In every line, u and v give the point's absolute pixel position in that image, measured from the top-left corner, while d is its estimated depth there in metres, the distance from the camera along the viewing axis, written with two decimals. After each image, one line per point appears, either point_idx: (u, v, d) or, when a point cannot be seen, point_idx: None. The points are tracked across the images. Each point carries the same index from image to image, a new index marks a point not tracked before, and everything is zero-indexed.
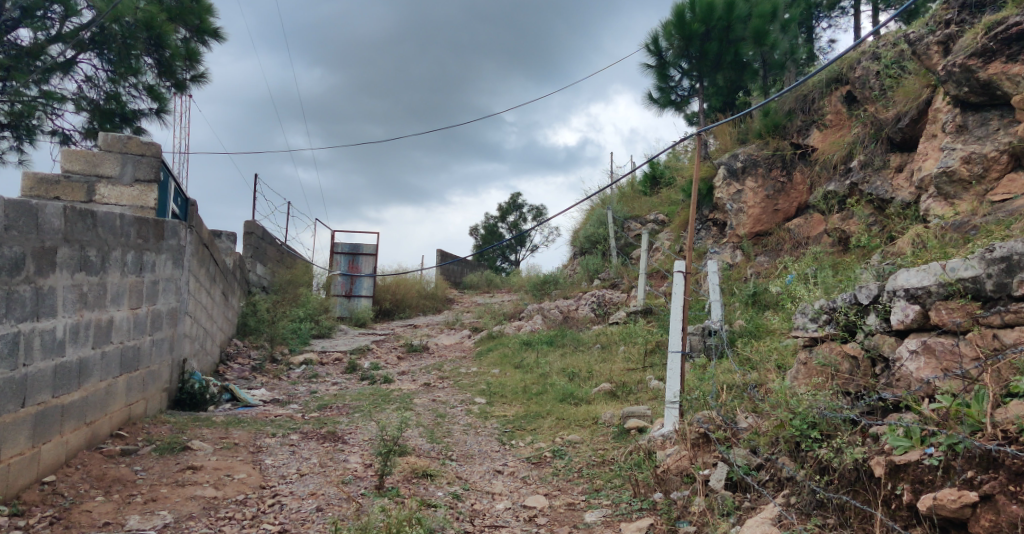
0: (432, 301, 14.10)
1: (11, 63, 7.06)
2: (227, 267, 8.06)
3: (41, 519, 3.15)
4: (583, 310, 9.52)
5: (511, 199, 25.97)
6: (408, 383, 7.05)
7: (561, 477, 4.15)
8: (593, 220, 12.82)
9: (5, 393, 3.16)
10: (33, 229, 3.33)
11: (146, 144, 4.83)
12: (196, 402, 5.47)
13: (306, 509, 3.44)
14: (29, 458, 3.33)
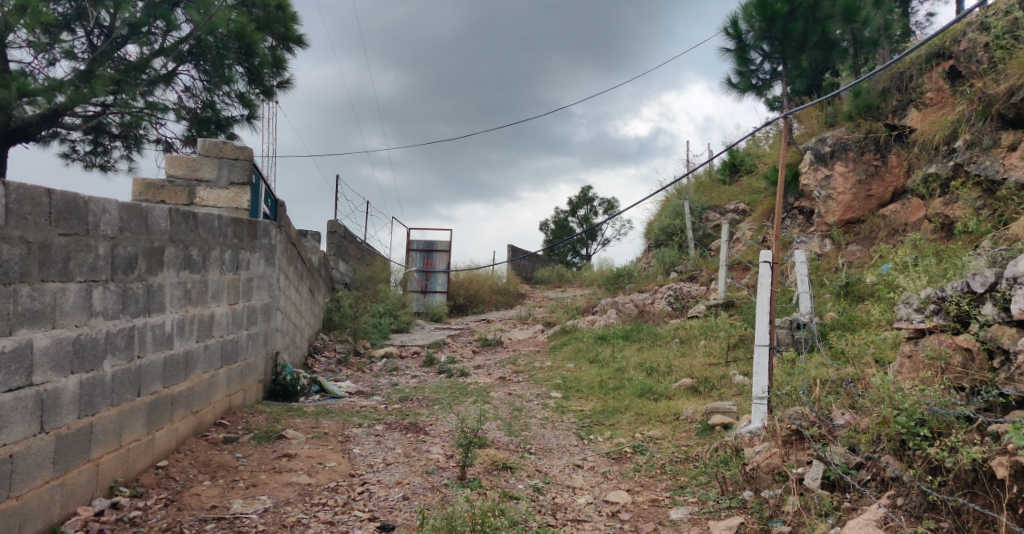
0: (505, 295, 14.21)
1: (121, 77, 7.55)
2: (314, 265, 8.43)
3: (158, 500, 3.37)
4: (660, 304, 9.34)
5: (582, 193, 25.79)
6: (485, 377, 7.14)
7: (643, 473, 4.09)
8: (669, 211, 12.54)
9: (124, 383, 3.39)
10: (144, 231, 3.53)
11: (239, 149, 5.07)
12: (288, 393, 5.73)
13: (393, 498, 3.55)
14: (145, 444, 3.59)
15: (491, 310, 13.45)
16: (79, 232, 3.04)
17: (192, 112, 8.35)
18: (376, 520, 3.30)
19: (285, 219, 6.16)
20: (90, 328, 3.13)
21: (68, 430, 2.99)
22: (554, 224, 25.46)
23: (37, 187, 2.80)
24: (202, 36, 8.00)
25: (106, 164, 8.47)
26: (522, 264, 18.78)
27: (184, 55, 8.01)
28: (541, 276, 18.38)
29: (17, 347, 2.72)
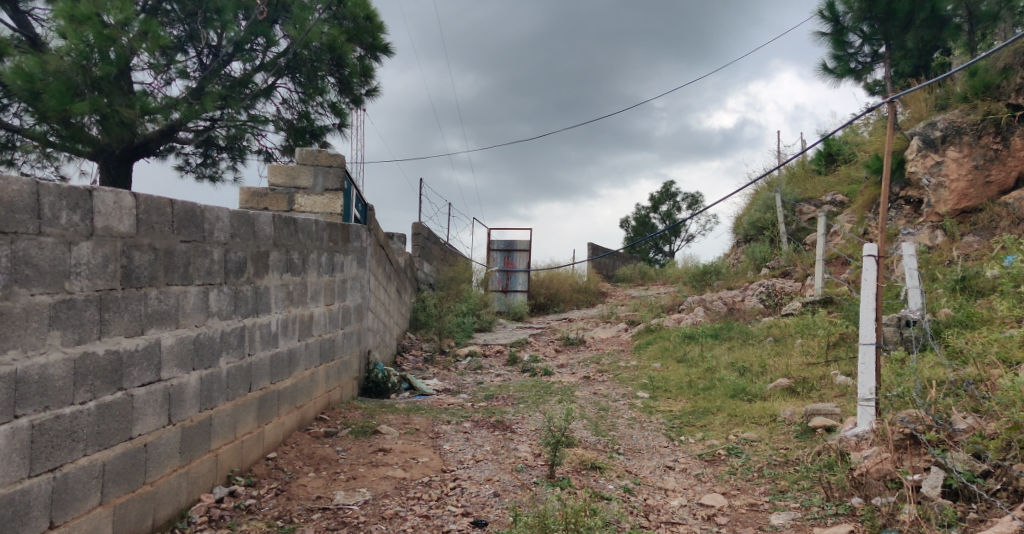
0: (587, 294, 14.11)
1: (228, 92, 8.08)
2: (400, 266, 8.66)
3: (269, 490, 3.57)
4: (750, 301, 8.99)
5: (665, 188, 25.21)
6: (569, 376, 7.13)
7: (739, 476, 3.96)
8: (759, 204, 12.07)
9: (237, 379, 3.61)
10: (252, 236, 3.74)
11: (333, 156, 5.30)
12: (381, 390, 5.94)
13: (484, 494, 3.61)
14: (256, 436, 3.82)
15: (573, 308, 13.40)
16: (197, 239, 3.17)
17: (289, 123, 8.79)
18: (469, 516, 3.35)
19: (375, 223, 6.39)
20: (208, 327, 3.30)
21: (191, 422, 3.17)
22: (636, 221, 25.02)
23: (162, 197, 2.84)
24: (298, 50, 8.38)
25: (215, 174, 9.05)
26: (603, 263, 18.59)
27: (281, 69, 8.46)
28: (623, 275, 18.06)
29: (148, 345, 2.80)
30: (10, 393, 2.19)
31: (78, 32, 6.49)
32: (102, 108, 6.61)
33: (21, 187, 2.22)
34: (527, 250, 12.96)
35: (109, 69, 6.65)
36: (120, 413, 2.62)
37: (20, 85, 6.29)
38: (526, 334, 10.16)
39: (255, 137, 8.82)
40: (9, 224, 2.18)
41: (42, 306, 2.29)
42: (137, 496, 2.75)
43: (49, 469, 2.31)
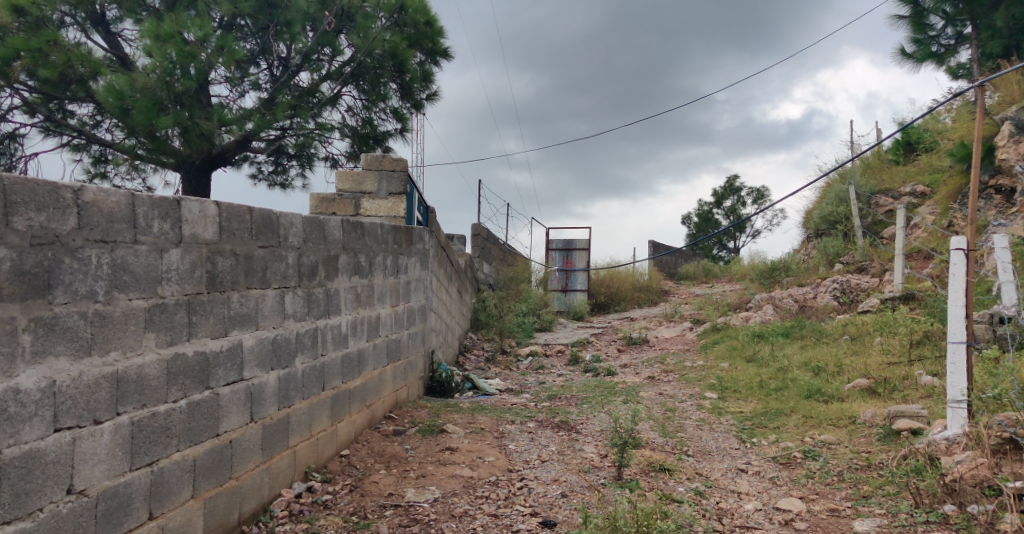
0: (649, 293, 13.89)
1: (297, 102, 8.35)
2: (461, 267, 8.74)
3: (343, 486, 3.68)
4: (823, 298, 8.65)
5: (728, 183, 24.54)
6: (632, 376, 7.04)
7: (817, 480, 3.81)
8: (831, 197, 11.62)
9: (311, 378, 3.74)
10: (323, 240, 3.86)
11: (396, 161, 5.43)
12: (445, 390, 6.03)
13: (552, 494, 3.61)
14: (329, 434, 3.95)
15: (634, 307, 13.21)
16: (273, 244, 3.31)
17: (354, 130, 9.03)
18: (537, 516, 3.36)
19: (436, 225, 6.49)
20: (284, 329, 3.43)
21: (271, 420, 3.31)
22: (698, 217, 24.50)
23: (241, 206, 2.96)
24: (361, 58, 8.65)
25: (286, 182, 9.42)
26: (664, 261, 18.27)
27: (346, 77, 8.69)
28: (685, 273, 17.68)
29: (231, 346, 2.93)
30: (113, 391, 2.19)
31: (162, 51, 6.83)
32: (184, 122, 6.95)
33: (119, 199, 2.22)
34: (587, 249, 12.88)
35: (190, 84, 7.02)
36: (208, 410, 2.75)
37: (112, 102, 6.68)
38: (588, 334, 10.09)
39: (323, 145, 9.07)
40: (110, 233, 2.18)
41: (138, 310, 2.32)
42: (224, 490, 2.89)
43: (148, 463, 2.37)
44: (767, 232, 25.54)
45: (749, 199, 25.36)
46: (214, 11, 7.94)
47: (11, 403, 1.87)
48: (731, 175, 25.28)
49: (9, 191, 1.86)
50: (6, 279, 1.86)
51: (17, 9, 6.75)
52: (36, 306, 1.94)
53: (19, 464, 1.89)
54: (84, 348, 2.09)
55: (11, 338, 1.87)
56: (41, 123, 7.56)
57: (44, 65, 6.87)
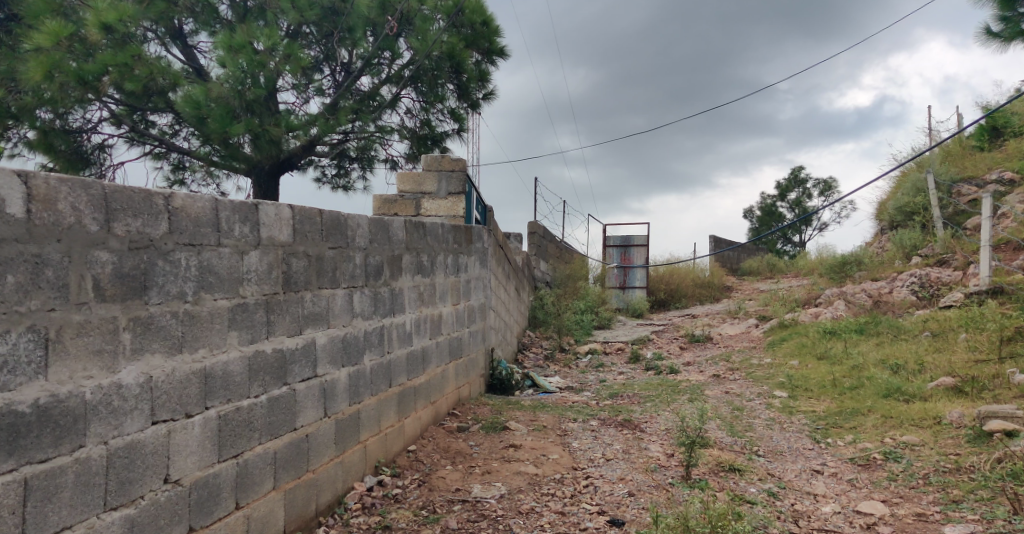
0: (711, 289, 13.53)
1: (359, 106, 8.57)
2: (518, 266, 8.78)
3: (412, 481, 3.76)
4: (900, 293, 8.25)
5: (793, 174, 23.67)
6: (697, 374, 6.89)
7: (901, 483, 3.64)
8: (908, 187, 11.08)
9: (379, 375, 3.83)
10: (387, 241, 3.93)
11: (455, 161, 5.51)
12: (506, 387, 6.08)
13: (618, 493, 3.58)
14: (397, 430, 4.04)
15: (696, 304, 12.90)
16: (342, 245, 3.40)
17: (412, 131, 9.25)
18: (605, 514, 3.34)
19: (494, 224, 6.54)
20: (353, 327, 3.53)
21: (343, 415, 3.41)
22: (761, 210, 23.72)
23: (313, 209, 3.07)
24: (420, 60, 8.71)
25: (348, 184, 9.71)
26: (726, 256, 17.78)
27: (405, 79, 8.86)
28: (749, 268, 17.15)
29: (306, 344, 3.04)
30: (201, 387, 2.30)
31: (234, 60, 7.15)
32: (255, 128, 7.26)
33: (204, 204, 2.34)
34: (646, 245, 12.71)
35: (260, 91, 7.28)
36: (286, 405, 2.86)
37: (190, 111, 7.07)
38: (648, 331, 9.94)
39: (383, 147, 9.34)
40: (197, 237, 2.29)
41: (223, 309, 2.44)
42: (302, 482, 3.00)
43: (233, 455, 2.49)
44: (836, 225, 24.50)
45: (816, 191, 24.39)
46: (281, 20, 8.31)
47: (115, 397, 1.94)
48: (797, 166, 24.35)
49: (110, 199, 1.93)
50: (109, 282, 1.93)
51: (106, 26, 7.07)
52: (136, 306, 2.02)
53: (123, 454, 1.97)
54: (176, 346, 2.19)
55: (113, 337, 1.95)
56: (126, 134, 8.05)
57: (130, 78, 7.29)
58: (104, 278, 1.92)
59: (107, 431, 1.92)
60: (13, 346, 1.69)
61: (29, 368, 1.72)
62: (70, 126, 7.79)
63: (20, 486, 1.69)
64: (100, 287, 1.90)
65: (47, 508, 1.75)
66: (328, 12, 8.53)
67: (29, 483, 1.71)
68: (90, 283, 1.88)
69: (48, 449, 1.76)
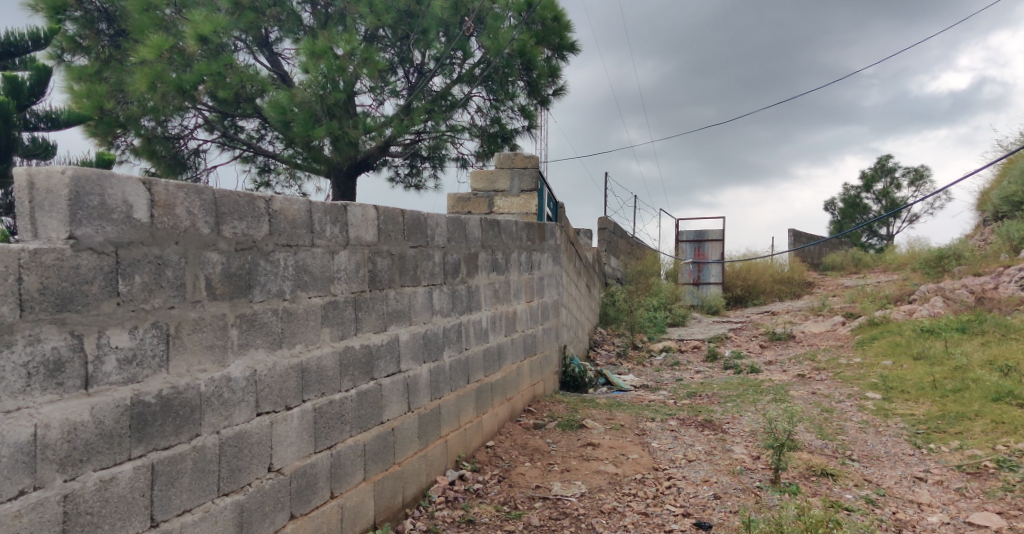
0: (790, 285, 12.76)
1: (432, 106, 8.74)
2: (589, 262, 8.72)
3: (492, 476, 3.80)
4: (1006, 289, 7.65)
5: (880, 163, 22.25)
6: (780, 374, 6.63)
7: (1017, 494, 3.38)
8: (1017, 175, 10.26)
9: (457, 371, 3.89)
10: (464, 238, 3.98)
11: (528, 158, 5.53)
12: (578, 385, 6.06)
13: (704, 495, 3.50)
14: (475, 425, 4.10)
15: (774, 301, 12.22)
16: (422, 244, 3.46)
17: (483, 130, 9.38)
18: (691, 517, 3.27)
19: (565, 220, 6.52)
20: (433, 324, 3.59)
21: (425, 410, 3.49)
22: (844, 202, 22.41)
23: (396, 209, 3.15)
24: (490, 59, 8.72)
25: (420, 184, 9.97)
26: (805, 251, 16.99)
27: (475, 78, 8.97)
28: (831, 263, 16.26)
29: (390, 340, 3.13)
30: (299, 380, 2.42)
31: (316, 66, 7.41)
32: (335, 132, 7.54)
33: (300, 207, 2.44)
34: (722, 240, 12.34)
35: (340, 96, 7.54)
36: (373, 399, 2.95)
37: (277, 116, 7.42)
38: (726, 329, 9.64)
39: (453, 145, 9.48)
40: (293, 238, 2.40)
41: (316, 307, 2.54)
42: (389, 474, 3.09)
43: (328, 446, 2.60)
44: (928, 216, 22.93)
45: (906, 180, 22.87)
46: (359, 25, 8.67)
47: (225, 389, 2.06)
48: (884, 154, 22.88)
49: (219, 203, 2.05)
50: (219, 281, 2.05)
51: (202, 37, 7.47)
52: (241, 304, 2.14)
53: (233, 443, 2.09)
54: (277, 341, 2.31)
55: (223, 332, 2.07)
56: (218, 139, 8.55)
57: (223, 87, 7.73)
58: (215, 278, 2.04)
59: (219, 421, 2.03)
60: (141, 341, 1.79)
61: (154, 361, 1.83)
62: (169, 133, 8.37)
63: (148, 471, 1.79)
64: (211, 286, 2.02)
65: (170, 493, 1.85)
66: (403, 14, 8.71)
67: (155, 469, 1.81)
68: (203, 282, 2.00)
69: (170, 437, 1.87)
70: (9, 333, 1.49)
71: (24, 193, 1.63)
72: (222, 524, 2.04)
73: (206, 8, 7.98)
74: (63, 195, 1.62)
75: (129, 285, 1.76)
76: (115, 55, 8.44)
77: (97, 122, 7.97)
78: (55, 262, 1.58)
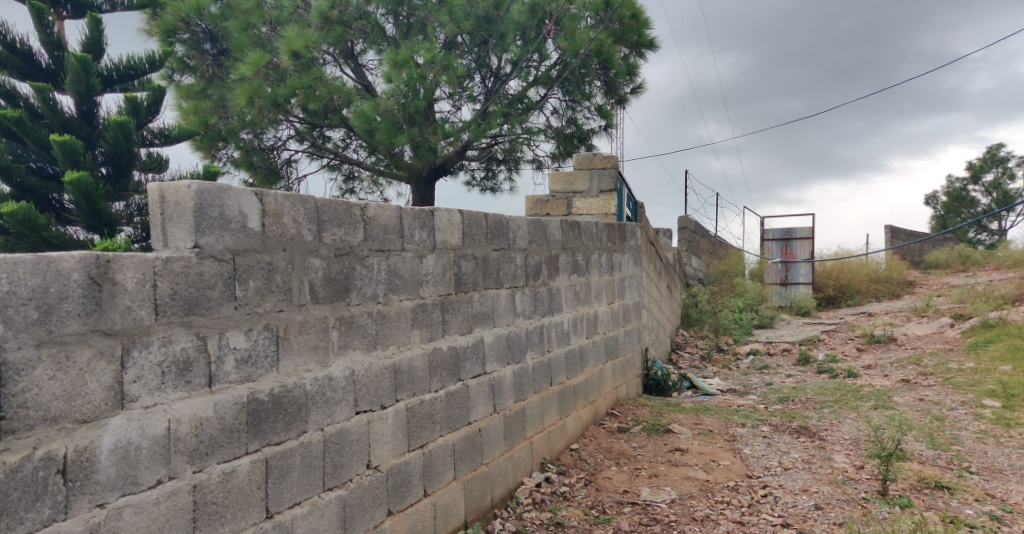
0: (889, 284, 11.97)
1: (509, 109, 8.81)
2: (670, 263, 8.53)
3: (579, 479, 3.78)
4: None
5: (989, 152, 20.54)
6: (881, 378, 6.25)
7: None
8: None
9: (540, 374, 3.90)
10: (545, 241, 3.99)
11: (607, 158, 5.48)
12: (662, 388, 5.95)
13: (804, 506, 3.35)
14: (559, 428, 4.10)
15: (872, 301, 11.52)
16: (504, 247, 3.49)
17: (558, 131, 9.36)
18: (790, 527, 3.14)
19: (646, 220, 6.42)
20: (516, 326, 3.62)
21: (510, 411, 3.52)
22: (948, 195, 20.84)
23: (479, 212, 3.19)
24: (568, 60, 8.70)
25: (495, 186, 10.14)
26: (904, 249, 15.98)
27: (552, 80, 8.99)
28: (934, 261, 15.19)
29: (475, 342, 3.18)
30: (393, 381, 2.50)
31: (399, 75, 7.61)
32: (416, 138, 7.77)
33: (391, 213, 2.53)
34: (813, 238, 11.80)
35: (421, 103, 7.73)
36: (460, 400, 3.01)
37: (361, 125, 7.75)
38: (819, 331, 9.19)
39: (529, 147, 9.49)
40: (385, 243, 2.48)
41: (407, 310, 2.62)
42: (478, 474, 3.13)
43: (420, 446, 2.67)
44: None
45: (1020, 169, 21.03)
46: (439, 33, 8.86)
47: (327, 389, 2.16)
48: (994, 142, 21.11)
49: (321, 212, 2.15)
50: (321, 285, 2.15)
51: (294, 53, 7.86)
52: (341, 306, 2.24)
53: (335, 440, 2.18)
54: (372, 342, 2.40)
55: (325, 334, 2.17)
56: (308, 149, 8.97)
57: (313, 99, 8.05)
58: (317, 283, 2.15)
59: (323, 419, 2.13)
60: (255, 342, 1.90)
61: (267, 361, 1.94)
62: (264, 144, 8.78)
63: (263, 464, 1.90)
64: (314, 290, 2.12)
65: (282, 486, 1.96)
66: (481, 20, 8.91)
67: (269, 462, 1.92)
68: (308, 287, 2.10)
69: (282, 433, 1.97)
70: (147, 334, 1.60)
71: (155, 206, 1.74)
72: (328, 517, 2.13)
73: (299, 25, 8.41)
74: (189, 207, 1.74)
75: (245, 290, 1.87)
76: (217, 73, 9.02)
77: (203, 135, 8.66)
78: (182, 270, 1.69)
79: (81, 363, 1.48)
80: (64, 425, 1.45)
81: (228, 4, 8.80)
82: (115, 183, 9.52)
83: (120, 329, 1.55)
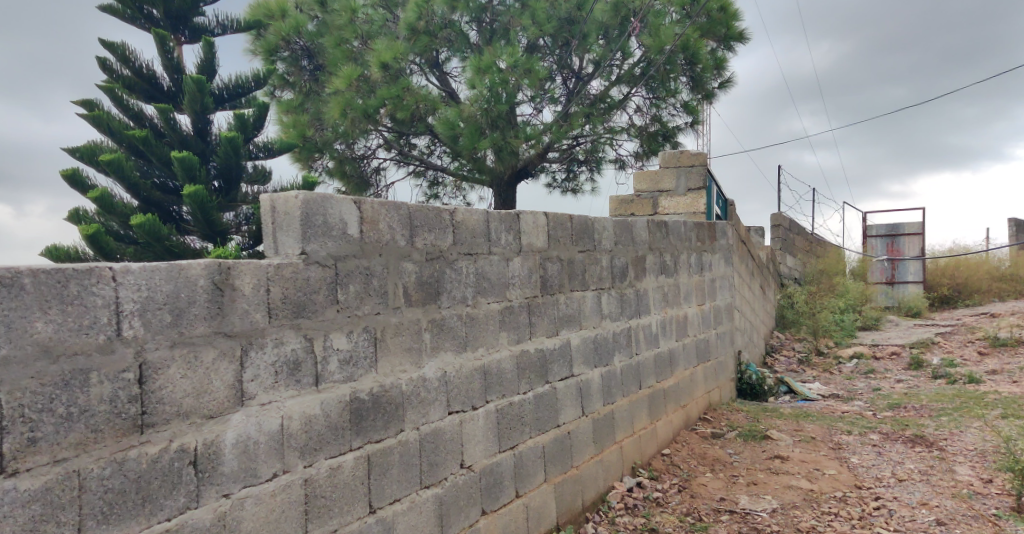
0: (1014, 283, 11.00)
1: (589, 110, 8.80)
2: (764, 262, 8.20)
3: (672, 485, 3.70)
4: None
5: None
6: (1007, 385, 5.74)
7: None
8: None
9: (629, 377, 3.85)
10: (631, 242, 3.93)
11: (694, 156, 5.36)
12: (757, 393, 5.73)
13: (923, 520, 3.13)
14: (650, 432, 4.02)
15: (993, 301, 10.64)
16: (590, 248, 3.48)
17: (642, 129, 9.21)
18: None
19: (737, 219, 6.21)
20: (603, 328, 3.59)
21: (599, 415, 3.49)
22: None
23: (564, 214, 3.19)
24: (652, 58, 8.54)
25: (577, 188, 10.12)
26: None
27: (636, 78, 8.91)
28: None
29: (562, 344, 3.17)
30: (482, 382, 2.54)
31: (482, 80, 7.72)
32: (498, 142, 7.87)
33: (478, 217, 2.57)
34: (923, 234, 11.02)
35: (503, 108, 7.81)
36: (549, 402, 3.01)
37: (446, 132, 7.94)
38: (932, 333, 8.56)
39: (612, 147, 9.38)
40: (473, 247, 2.52)
41: (495, 312, 2.65)
42: (568, 477, 3.13)
43: (511, 446, 2.69)
44: None
45: None
46: (521, 36, 8.94)
47: (422, 389, 2.22)
48: None
49: (413, 218, 2.22)
50: (414, 288, 2.22)
51: (384, 64, 8.22)
52: (432, 309, 2.30)
53: (430, 439, 2.24)
54: (463, 344, 2.45)
55: (419, 336, 2.23)
56: (395, 157, 9.28)
57: (401, 108, 8.21)
58: (410, 286, 2.21)
59: (419, 418, 2.20)
60: (356, 343, 1.99)
61: (366, 361, 2.02)
62: (356, 154, 9.12)
63: (366, 461, 1.98)
64: (408, 293, 2.19)
65: (383, 482, 2.03)
66: (564, 22, 8.95)
67: (371, 459, 2.00)
68: (402, 290, 2.17)
69: (382, 431, 2.05)
70: (262, 336, 1.71)
71: (266, 215, 1.85)
72: (426, 514, 2.19)
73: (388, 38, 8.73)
74: (296, 216, 1.83)
75: (346, 294, 1.96)
76: (313, 87, 9.48)
77: (301, 148, 9.11)
78: (291, 275, 1.79)
79: (207, 362, 1.58)
80: (194, 420, 1.54)
81: (324, 22, 9.31)
82: (225, 195, 10.18)
83: (240, 330, 1.65)
